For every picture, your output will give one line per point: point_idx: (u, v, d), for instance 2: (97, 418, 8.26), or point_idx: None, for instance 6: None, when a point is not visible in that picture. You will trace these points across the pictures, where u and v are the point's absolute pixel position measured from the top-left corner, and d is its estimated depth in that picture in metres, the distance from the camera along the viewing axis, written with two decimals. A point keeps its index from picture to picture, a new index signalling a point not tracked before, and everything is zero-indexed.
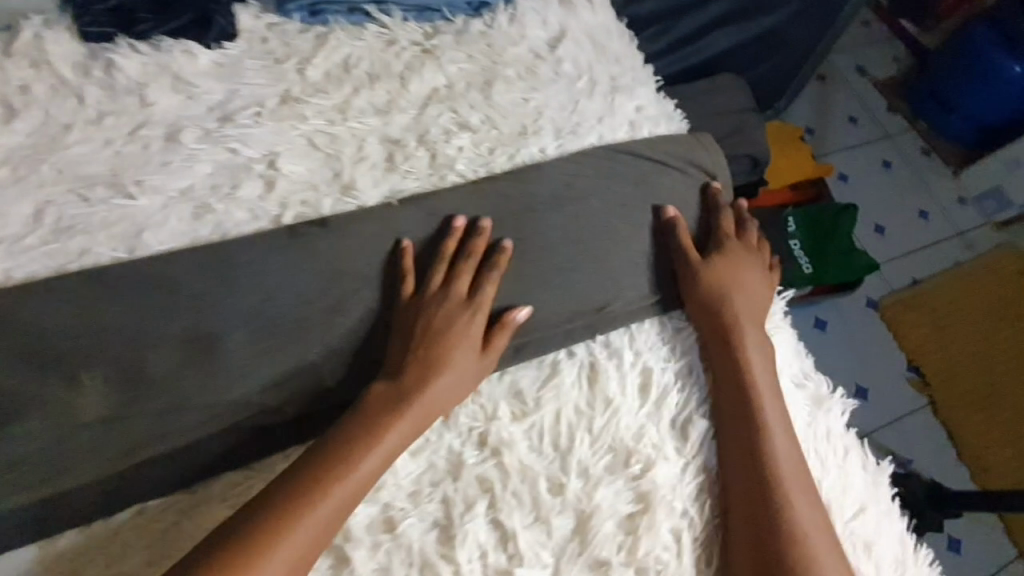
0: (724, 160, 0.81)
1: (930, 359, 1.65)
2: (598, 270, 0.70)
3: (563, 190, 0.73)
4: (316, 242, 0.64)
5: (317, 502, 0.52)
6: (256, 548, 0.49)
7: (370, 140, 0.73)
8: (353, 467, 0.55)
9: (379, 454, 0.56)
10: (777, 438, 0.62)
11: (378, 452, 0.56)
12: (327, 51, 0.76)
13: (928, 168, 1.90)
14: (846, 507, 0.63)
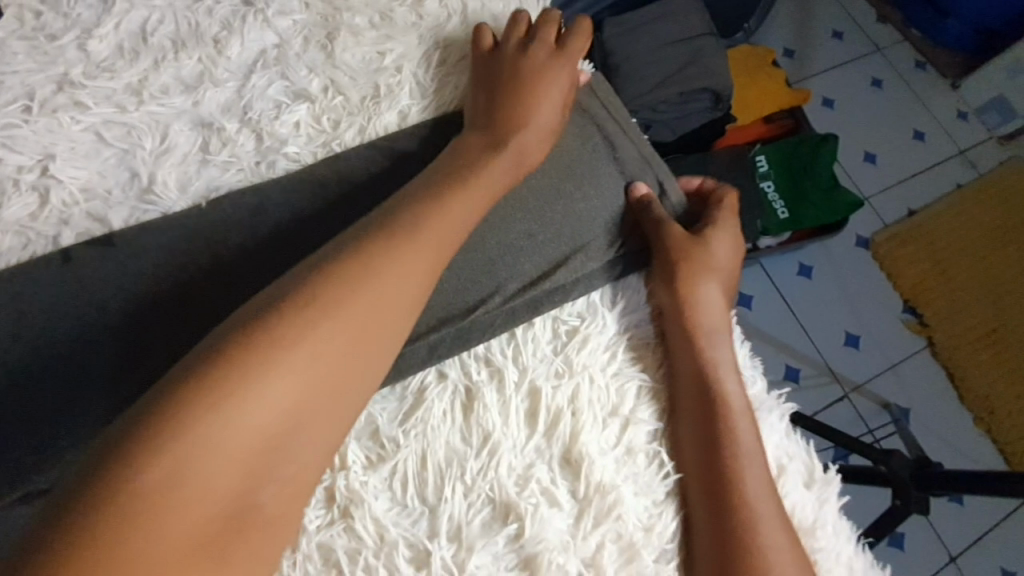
0: (626, 114, 0.67)
1: (929, 298, 1.47)
2: (470, 260, 0.56)
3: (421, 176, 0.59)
4: (105, 270, 0.52)
5: (294, 350, 0.39)
6: (204, 409, 0.36)
7: (179, 126, 0.58)
8: (354, 300, 0.43)
9: (376, 291, 0.44)
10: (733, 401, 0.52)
11: (372, 290, 0.43)
12: (116, 17, 0.60)
13: (924, 81, 1.69)
14: None
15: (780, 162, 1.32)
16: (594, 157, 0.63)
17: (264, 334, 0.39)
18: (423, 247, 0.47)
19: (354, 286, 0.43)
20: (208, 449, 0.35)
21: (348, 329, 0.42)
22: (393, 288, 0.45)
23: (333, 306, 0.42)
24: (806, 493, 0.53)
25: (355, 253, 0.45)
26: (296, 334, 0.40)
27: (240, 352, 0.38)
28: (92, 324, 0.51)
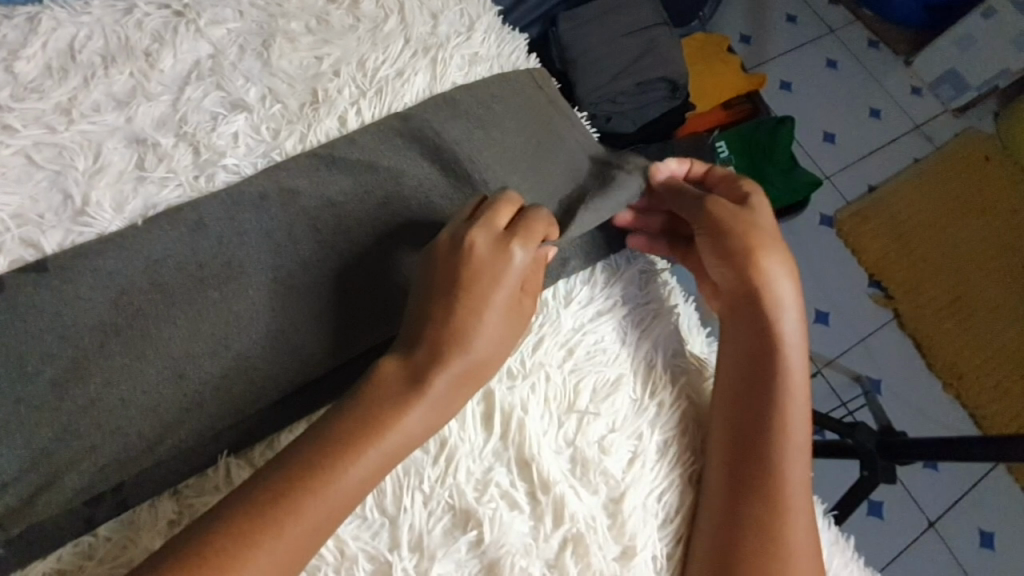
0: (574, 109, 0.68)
1: (892, 271, 1.50)
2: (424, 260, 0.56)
3: (367, 180, 0.58)
4: (35, 297, 0.49)
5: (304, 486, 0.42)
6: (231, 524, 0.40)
7: (112, 145, 0.56)
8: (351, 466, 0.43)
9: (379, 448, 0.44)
10: (780, 451, 0.51)
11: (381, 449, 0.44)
12: (43, 36, 0.58)
13: (876, 59, 1.72)
14: None
15: (740, 147, 1.33)
16: (542, 151, 0.63)
17: (292, 488, 0.41)
18: (434, 398, 0.46)
19: (371, 441, 0.43)
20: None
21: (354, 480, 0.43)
22: (402, 446, 0.45)
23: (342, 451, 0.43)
24: None
25: (372, 403, 0.45)
26: (315, 489, 0.42)
27: (266, 501, 0.41)
28: (29, 354, 0.48)
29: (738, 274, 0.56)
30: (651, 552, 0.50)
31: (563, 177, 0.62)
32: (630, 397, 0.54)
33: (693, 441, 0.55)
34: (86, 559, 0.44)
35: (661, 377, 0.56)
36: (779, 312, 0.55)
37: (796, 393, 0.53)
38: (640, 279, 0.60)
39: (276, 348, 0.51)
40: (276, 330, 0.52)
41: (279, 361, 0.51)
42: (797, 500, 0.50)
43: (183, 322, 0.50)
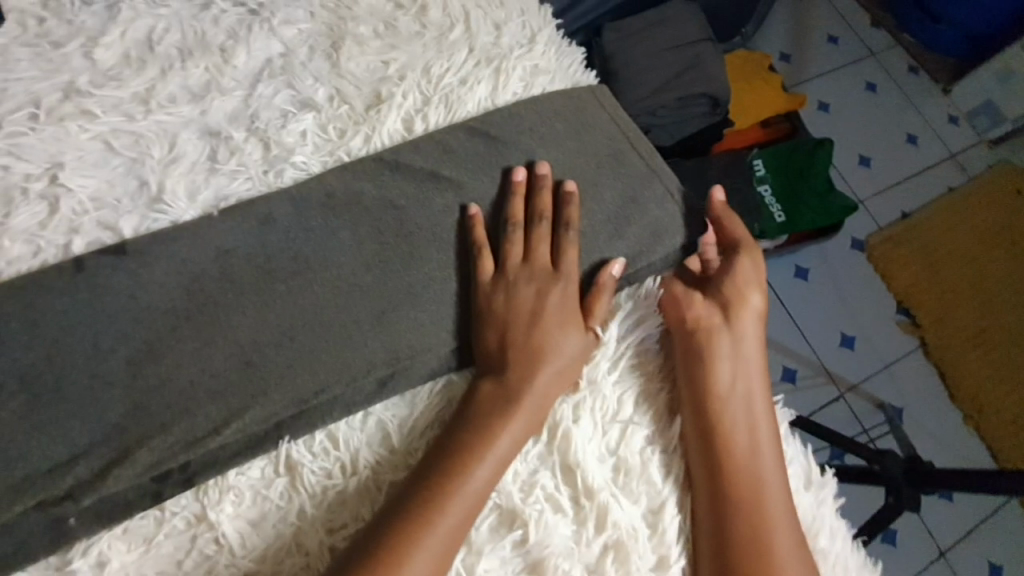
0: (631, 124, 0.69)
1: (922, 298, 1.49)
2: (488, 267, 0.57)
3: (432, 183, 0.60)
4: (111, 277, 0.52)
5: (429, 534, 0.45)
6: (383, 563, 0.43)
7: (186, 135, 0.58)
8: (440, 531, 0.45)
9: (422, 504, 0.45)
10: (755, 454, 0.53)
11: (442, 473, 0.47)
12: (123, 26, 0.61)
13: (916, 86, 1.71)
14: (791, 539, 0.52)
15: (778, 167, 1.33)
16: (603, 166, 0.64)
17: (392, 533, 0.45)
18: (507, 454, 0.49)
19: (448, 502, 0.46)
20: None
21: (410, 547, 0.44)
22: (503, 461, 0.49)
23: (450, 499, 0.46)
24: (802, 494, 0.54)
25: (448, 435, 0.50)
26: (428, 523, 0.45)
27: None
28: (105, 333, 0.50)
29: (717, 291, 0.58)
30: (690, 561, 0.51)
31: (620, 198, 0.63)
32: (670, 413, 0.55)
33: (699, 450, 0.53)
34: (153, 530, 0.46)
35: None
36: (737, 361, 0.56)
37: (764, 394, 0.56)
38: None
39: (340, 341, 0.53)
40: (338, 325, 0.54)
41: (343, 352, 0.53)
42: (783, 532, 0.50)
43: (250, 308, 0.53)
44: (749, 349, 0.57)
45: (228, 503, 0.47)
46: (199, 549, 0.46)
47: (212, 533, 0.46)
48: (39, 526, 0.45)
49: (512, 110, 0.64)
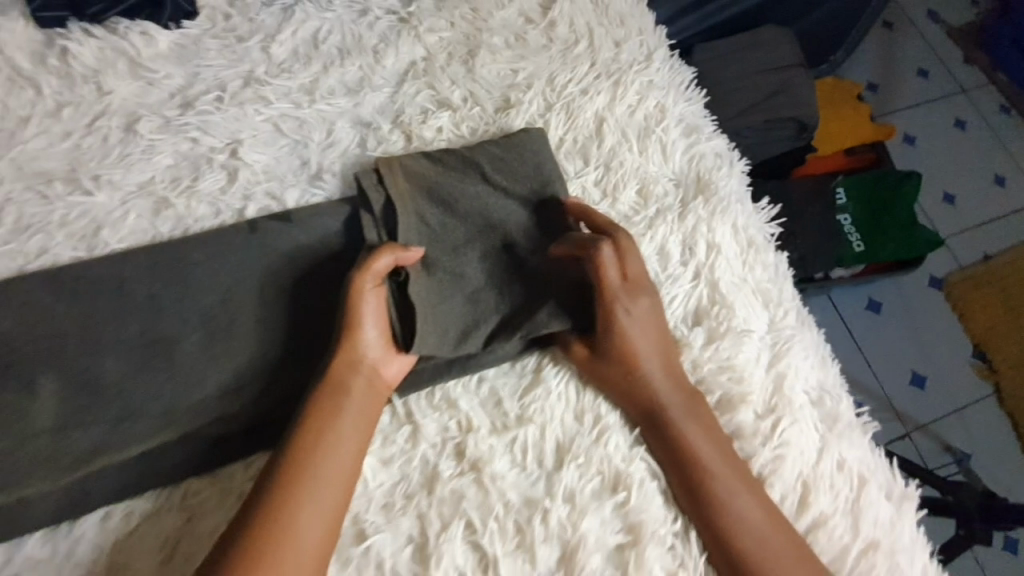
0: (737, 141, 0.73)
1: (999, 343, 1.45)
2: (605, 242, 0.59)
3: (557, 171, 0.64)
4: (275, 236, 0.59)
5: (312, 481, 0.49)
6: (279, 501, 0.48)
7: (340, 123, 0.67)
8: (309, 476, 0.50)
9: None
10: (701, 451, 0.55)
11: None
12: (294, 26, 0.70)
13: (1010, 127, 1.65)
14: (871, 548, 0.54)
15: (862, 197, 1.33)
16: (716, 172, 0.67)
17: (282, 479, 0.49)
18: (325, 481, 0.50)
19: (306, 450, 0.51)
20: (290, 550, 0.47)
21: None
22: (352, 409, 0.53)
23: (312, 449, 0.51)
24: (887, 504, 0.56)
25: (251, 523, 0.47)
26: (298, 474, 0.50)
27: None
28: (269, 285, 0.58)
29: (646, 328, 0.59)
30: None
31: (735, 205, 0.67)
32: (746, 414, 0.59)
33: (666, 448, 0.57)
34: None
35: (795, 399, 0.60)
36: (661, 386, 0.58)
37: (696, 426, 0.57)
38: (797, 312, 0.65)
39: (450, 335, 0.57)
40: (450, 318, 0.57)
41: (459, 348, 0.57)
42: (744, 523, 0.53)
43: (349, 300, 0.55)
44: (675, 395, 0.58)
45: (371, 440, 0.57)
46: None
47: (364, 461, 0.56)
48: (213, 435, 0.54)
49: (631, 118, 0.68)
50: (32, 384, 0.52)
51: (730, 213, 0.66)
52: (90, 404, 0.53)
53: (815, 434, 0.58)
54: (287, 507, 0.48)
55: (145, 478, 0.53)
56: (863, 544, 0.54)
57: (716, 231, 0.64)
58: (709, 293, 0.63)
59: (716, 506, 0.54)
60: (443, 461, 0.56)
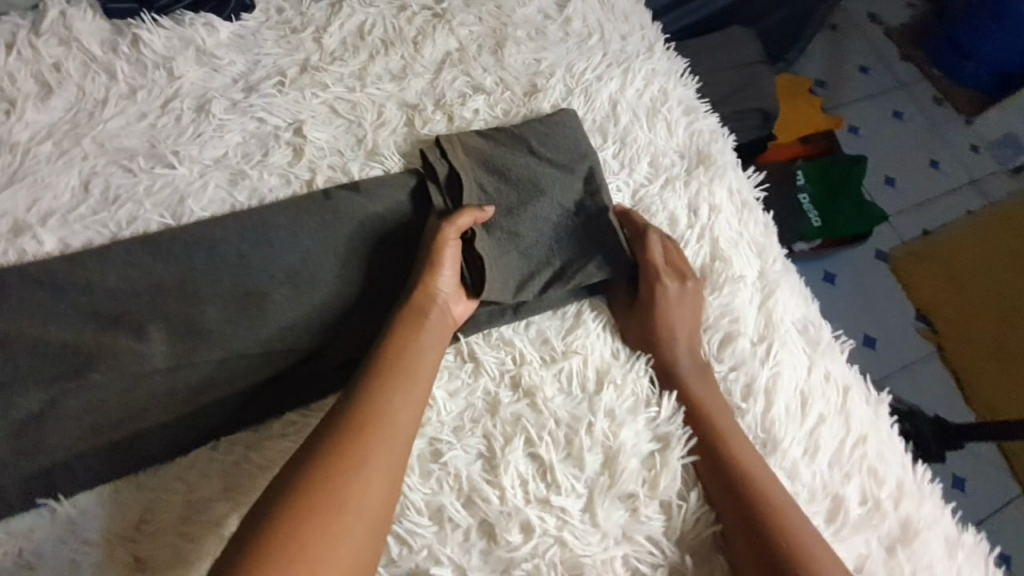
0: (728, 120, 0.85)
1: (939, 309, 1.65)
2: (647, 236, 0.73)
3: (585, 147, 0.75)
4: (347, 202, 0.69)
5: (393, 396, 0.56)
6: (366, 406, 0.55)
7: (389, 105, 0.75)
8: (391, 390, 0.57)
9: (364, 505, 0.50)
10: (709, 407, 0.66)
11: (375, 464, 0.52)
12: (342, 19, 0.78)
13: (942, 117, 1.87)
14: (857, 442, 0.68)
15: (818, 179, 1.51)
16: (712, 145, 0.80)
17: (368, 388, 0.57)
18: (405, 397, 0.57)
19: (389, 368, 0.58)
20: (374, 448, 0.53)
21: (361, 545, 0.49)
22: (428, 343, 0.61)
23: (394, 367, 0.58)
24: (862, 407, 0.70)
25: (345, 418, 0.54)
26: (382, 386, 0.57)
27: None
28: (345, 244, 0.67)
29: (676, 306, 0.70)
30: (786, 452, 0.66)
31: (730, 175, 0.79)
32: (751, 340, 0.71)
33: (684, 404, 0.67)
34: None
35: (786, 329, 0.72)
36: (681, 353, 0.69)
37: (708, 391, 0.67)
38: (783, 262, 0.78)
39: (511, 284, 0.68)
40: (510, 270, 0.69)
41: (517, 295, 0.68)
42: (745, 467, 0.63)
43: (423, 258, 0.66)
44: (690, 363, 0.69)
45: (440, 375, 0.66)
46: None
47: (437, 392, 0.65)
48: (307, 370, 0.63)
49: (640, 101, 0.80)
50: (143, 331, 0.60)
51: (726, 179, 0.78)
52: (197, 346, 0.60)
53: (803, 356, 0.71)
54: (388, 392, 0.56)
55: (249, 409, 0.60)
56: (850, 439, 0.68)
57: (715, 194, 0.77)
58: (712, 246, 0.75)
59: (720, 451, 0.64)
60: (502, 390, 0.66)
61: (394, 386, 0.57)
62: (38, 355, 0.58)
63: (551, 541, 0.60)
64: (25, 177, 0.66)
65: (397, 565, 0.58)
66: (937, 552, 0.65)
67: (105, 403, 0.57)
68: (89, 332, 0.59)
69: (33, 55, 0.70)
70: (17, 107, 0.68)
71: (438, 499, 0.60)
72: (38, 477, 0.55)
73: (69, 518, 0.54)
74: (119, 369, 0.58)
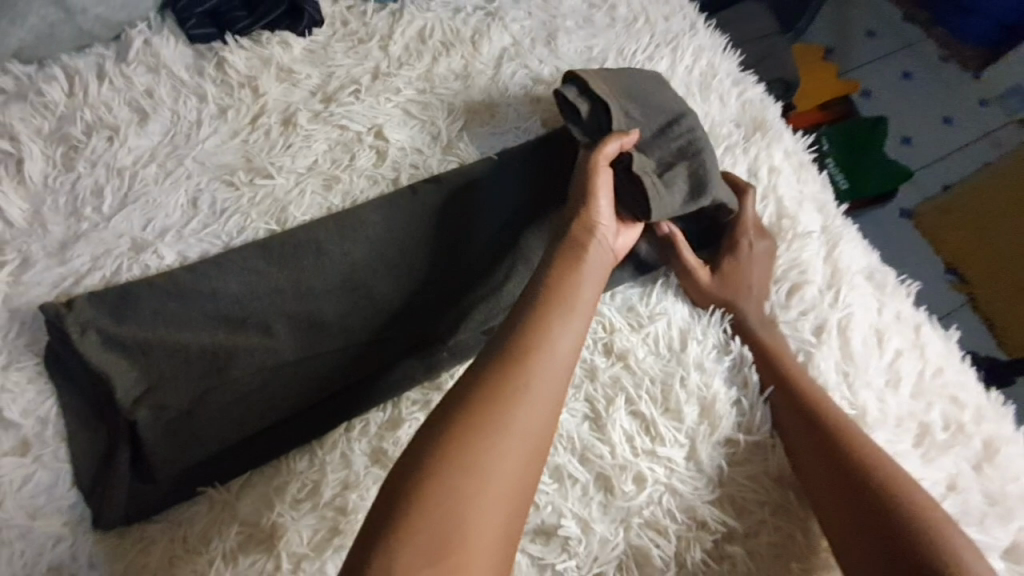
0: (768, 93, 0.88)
1: (969, 259, 1.67)
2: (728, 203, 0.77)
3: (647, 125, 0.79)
4: (433, 194, 0.73)
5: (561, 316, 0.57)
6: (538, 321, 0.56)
7: (457, 102, 0.80)
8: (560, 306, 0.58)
9: (529, 420, 0.51)
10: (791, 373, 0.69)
11: (541, 384, 0.53)
12: (404, 26, 0.83)
13: (949, 72, 1.88)
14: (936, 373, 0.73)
15: (842, 142, 1.54)
16: (761, 113, 0.84)
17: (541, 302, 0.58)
18: (570, 317, 0.57)
19: (557, 284, 0.60)
20: (542, 363, 0.54)
21: (521, 466, 0.50)
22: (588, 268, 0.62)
23: (562, 284, 0.60)
24: (934, 341, 0.76)
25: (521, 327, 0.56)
26: (553, 302, 0.58)
27: (417, 485, 0.46)
28: (438, 233, 0.72)
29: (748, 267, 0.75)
30: (869, 383, 0.70)
31: (780, 140, 0.83)
32: (819, 287, 0.75)
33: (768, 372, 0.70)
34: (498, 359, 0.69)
35: (853, 277, 0.76)
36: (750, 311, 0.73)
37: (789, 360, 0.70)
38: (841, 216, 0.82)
39: None
40: None
41: None
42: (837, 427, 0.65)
43: (582, 188, 0.69)
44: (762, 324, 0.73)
45: None
46: None
47: None
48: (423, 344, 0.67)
49: (690, 77, 0.84)
50: (269, 330, 0.64)
51: (777, 143, 0.83)
52: (321, 339, 0.65)
53: (872, 300, 0.75)
54: (556, 311, 0.57)
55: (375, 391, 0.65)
56: (929, 369, 0.73)
57: (770, 158, 0.81)
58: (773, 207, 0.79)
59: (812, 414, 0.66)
60: (598, 355, 0.70)
61: (558, 309, 0.58)
62: (178, 360, 0.61)
63: (662, 489, 0.64)
64: (136, 199, 0.69)
65: (527, 522, 0.62)
66: (1019, 466, 0.70)
67: (245, 398, 0.61)
68: (220, 335, 0.63)
69: (125, 84, 0.74)
70: (119, 133, 0.72)
71: (555, 461, 0.64)
72: (193, 471, 0.59)
73: (229, 499, 0.58)
74: (255, 368, 0.62)
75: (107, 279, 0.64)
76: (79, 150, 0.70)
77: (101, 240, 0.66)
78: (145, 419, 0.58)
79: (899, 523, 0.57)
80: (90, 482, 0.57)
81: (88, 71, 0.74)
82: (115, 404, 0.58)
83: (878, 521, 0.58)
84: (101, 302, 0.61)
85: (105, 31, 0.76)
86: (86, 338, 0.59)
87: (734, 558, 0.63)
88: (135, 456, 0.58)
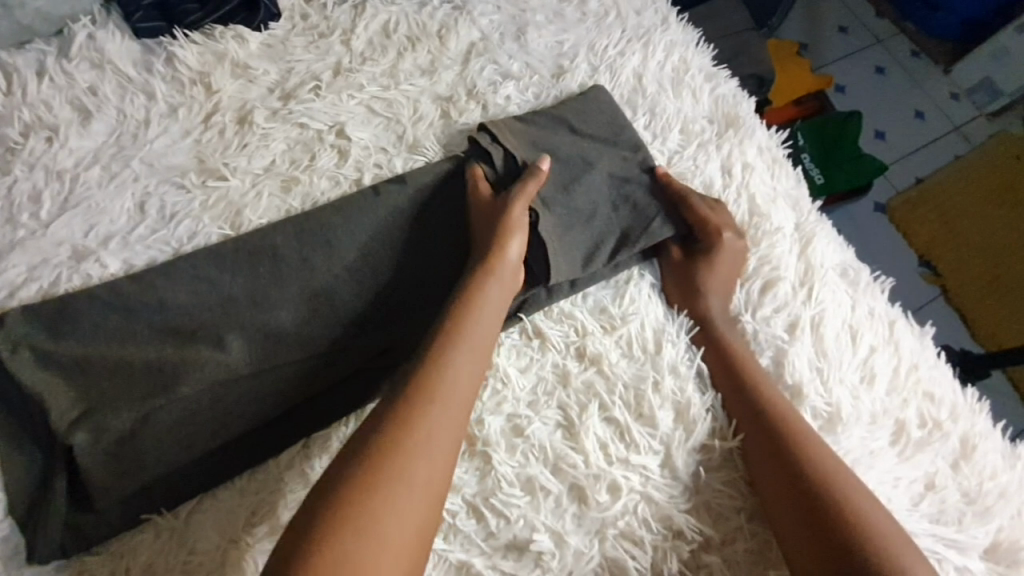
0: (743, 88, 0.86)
1: (941, 251, 1.67)
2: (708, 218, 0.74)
3: (622, 123, 0.78)
4: (397, 196, 0.70)
5: (461, 354, 0.59)
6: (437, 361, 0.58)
7: (424, 100, 0.77)
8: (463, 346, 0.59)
9: (424, 466, 0.52)
10: (756, 374, 0.67)
11: (427, 429, 0.54)
12: (366, 20, 0.79)
13: (920, 67, 1.89)
14: (911, 370, 0.72)
15: (815, 137, 1.54)
16: (735, 110, 0.83)
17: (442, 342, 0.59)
18: (471, 353, 0.59)
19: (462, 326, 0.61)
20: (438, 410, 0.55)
21: (418, 510, 0.51)
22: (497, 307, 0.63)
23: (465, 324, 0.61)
24: (909, 338, 0.75)
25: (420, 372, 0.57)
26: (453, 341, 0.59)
27: (312, 537, 0.47)
28: (405, 236, 0.69)
29: (721, 279, 0.72)
30: (843, 379, 0.69)
31: (755, 136, 0.82)
32: (792, 284, 0.73)
33: (724, 372, 0.68)
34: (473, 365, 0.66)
35: (829, 274, 0.75)
36: (716, 319, 0.71)
37: (752, 363, 0.68)
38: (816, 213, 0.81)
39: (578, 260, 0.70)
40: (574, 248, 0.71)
41: (587, 269, 0.70)
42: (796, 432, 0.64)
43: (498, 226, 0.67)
44: (729, 330, 0.71)
45: (505, 352, 0.67)
46: (491, 385, 0.65)
47: (506, 367, 0.66)
48: (387, 355, 0.65)
49: (662, 73, 0.83)
50: (217, 344, 0.60)
51: (752, 140, 0.81)
52: (278, 353, 0.61)
53: (849, 298, 0.74)
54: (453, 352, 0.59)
55: (336, 405, 0.62)
56: (906, 367, 0.72)
57: (744, 156, 0.80)
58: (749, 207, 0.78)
59: (776, 417, 0.64)
60: (571, 360, 0.68)
61: (456, 347, 0.59)
62: (121, 378, 0.57)
63: (638, 498, 0.62)
64: (77, 204, 0.64)
65: (498, 537, 0.59)
66: (996, 463, 0.69)
67: (193, 417, 0.57)
68: (166, 349, 0.59)
69: (66, 81, 0.70)
70: (60, 133, 0.67)
71: (527, 472, 0.62)
72: (138, 496, 0.55)
73: (179, 521, 0.55)
74: (205, 385, 0.58)
75: (46, 290, 0.60)
76: (15, 153, 0.66)
77: (39, 249, 0.62)
78: (83, 442, 0.54)
79: (841, 526, 0.57)
80: (24, 510, 0.53)
81: (24, 67, 0.69)
82: (51, 427, 0.54)
83: (824, 522, 0.58)
84: (36, 318, 0.57)
85: (44, 25, 0.71)
86: (18, 357, 0.55)
87: (711, 567, 0.62)
88: (74, 480, 0.54)
